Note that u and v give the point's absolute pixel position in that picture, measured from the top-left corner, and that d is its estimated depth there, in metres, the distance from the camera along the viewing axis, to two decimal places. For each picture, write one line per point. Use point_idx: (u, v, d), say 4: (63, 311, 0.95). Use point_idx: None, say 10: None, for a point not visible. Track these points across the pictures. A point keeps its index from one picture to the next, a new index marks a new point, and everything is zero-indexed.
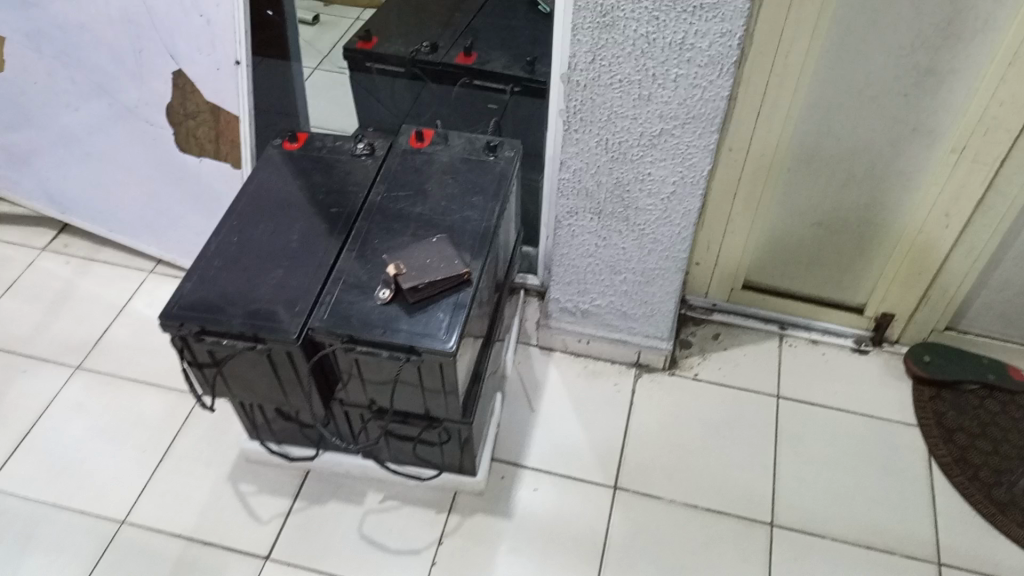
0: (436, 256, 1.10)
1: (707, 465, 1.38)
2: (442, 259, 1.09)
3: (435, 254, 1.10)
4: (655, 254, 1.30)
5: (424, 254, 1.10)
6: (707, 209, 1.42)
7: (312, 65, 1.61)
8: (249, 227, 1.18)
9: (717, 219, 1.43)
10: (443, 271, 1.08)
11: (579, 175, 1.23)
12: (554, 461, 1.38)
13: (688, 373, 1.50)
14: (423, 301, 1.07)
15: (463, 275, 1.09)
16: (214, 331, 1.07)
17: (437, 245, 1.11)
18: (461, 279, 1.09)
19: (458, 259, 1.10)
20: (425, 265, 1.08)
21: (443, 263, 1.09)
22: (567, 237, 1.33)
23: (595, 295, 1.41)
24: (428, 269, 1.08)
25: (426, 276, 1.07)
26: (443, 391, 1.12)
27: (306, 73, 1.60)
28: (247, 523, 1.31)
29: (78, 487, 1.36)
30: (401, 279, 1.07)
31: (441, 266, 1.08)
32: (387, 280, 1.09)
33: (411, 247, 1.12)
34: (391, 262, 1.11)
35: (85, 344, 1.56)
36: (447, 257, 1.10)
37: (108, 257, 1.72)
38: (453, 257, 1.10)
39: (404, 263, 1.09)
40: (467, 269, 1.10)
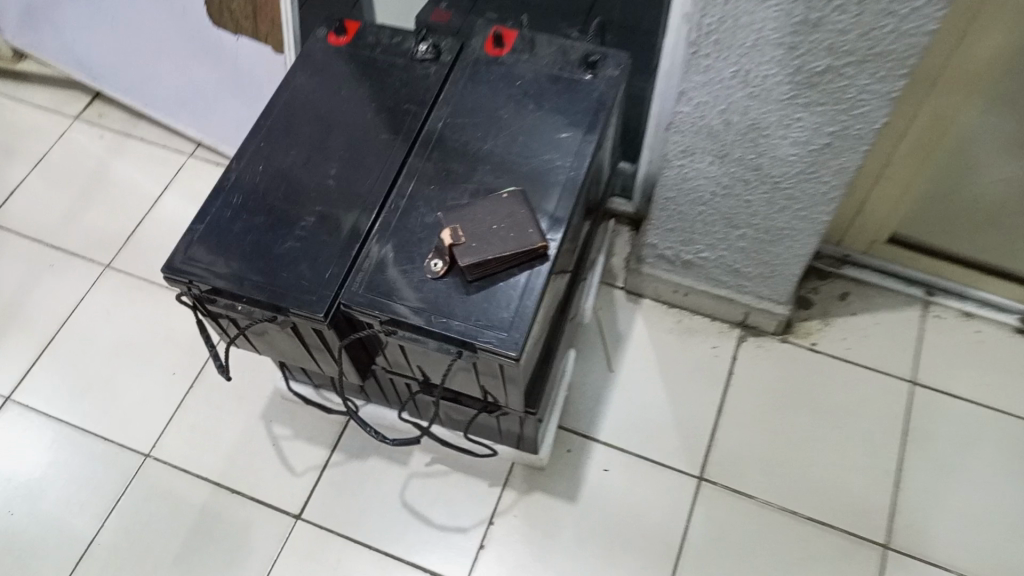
0: (505, 220, 0.85)
1: (813, 461, 1.15)
2: (513, 227, 0.84)
3: (504, 218, 0.85)
4: (788, 214, 1.02)
5: (488, 216, 0.85)
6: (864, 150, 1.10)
7: None
8: (277, 152, 0.95)
9: (874, 161, 1.11)
10: (512, 245, 0.83)
11: (703, 110, 0.93)
12: (631, 437, 1.18)
13: (804, 342, 1.24)
14: (483, 282, 0.83)
15: (539, 249, 0.84)
16: (229, 293, 0.87)
17: (508, 202, 0.86)
18: (534, 254, 0.84)
19: (533, 225, 0.85)
20: (487, 234, 0.84)
21: (514, 234, 0.84)
22: (676, 179, 1.05)
23: (703, 246, 1.14)
24: (492, 241, 0.83)
25: (487, 251, 0.82)
26: (503, 384, 0.91)
27: None
28: (280, 473, 1.17)
29: (103, 410, 1.24)
30: (456, 250, 0.83)
31: (510, 238, 0.83)
32: (439, 248, 0.85)
33: (475, 203, 0.87)
34: (446, 221, 0.86)
35: (117, 238, 1.40)
36: (520, 223, 0.84)
37: (145, 134, 1.52)
38: (528, 223, 0.84)
39: (462, 227, 0.84)
40: (544, 241, 0.84)
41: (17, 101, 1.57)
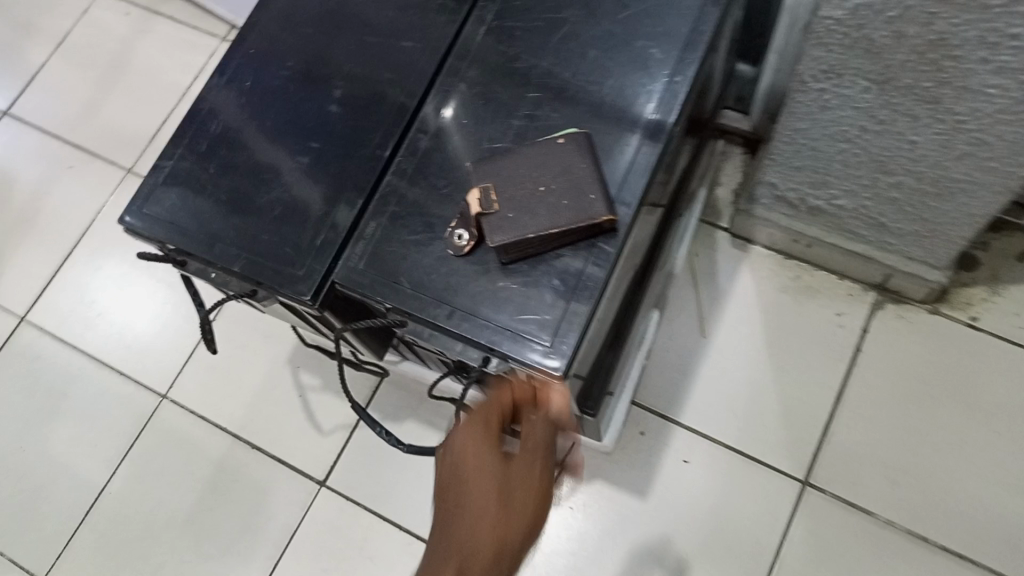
0: (559, 179, 0.60)
1: (956, 474, 0.90)
2: (569, 190, 0.60)
3: (557, 175, 0.60)
4: (969, 164, 0.72)
5: (534, 171, 0.60)
6: None
7: None
8: (271, 66, 0.72)
9: None
10: (564, 217, 0.59)
11: (861, 18, 0.63)
12: (721, 423, 0.96)
13: (961, 316, 0.96)
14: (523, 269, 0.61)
15: (603, 223, 0.59)
16: (199, 259, 0.67)
17: (564, 152, 0.61)
18: (595, 229, 0.60)
19: (597, 188, 0.60)
20: (531, 200, 0.59)
21: (568, 200, 0.59)
22: (810, 107, 0.76)
23: (839, 191, 0.86)
24: (535, 210, 0.59)
25: (527, 226, 0.59)
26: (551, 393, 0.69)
27: None
28: (304, 430, 1.01)
29: (119, 341, 1.10)
30: (485, 222, 0.60)
31: (563, 207, 0.59)
32: (464, 214, 0.62)
33: (519, 150, 0.62)
34: (477, 175, 0.62)
35: (140, 137, 1.22)
36: (578, 185, 0.60)
37: (176, 12, 1.30)
38: (589, 185, 0.59)
39: (497, 187, 0.60)
40: (611, 211, 0.59)
41: None
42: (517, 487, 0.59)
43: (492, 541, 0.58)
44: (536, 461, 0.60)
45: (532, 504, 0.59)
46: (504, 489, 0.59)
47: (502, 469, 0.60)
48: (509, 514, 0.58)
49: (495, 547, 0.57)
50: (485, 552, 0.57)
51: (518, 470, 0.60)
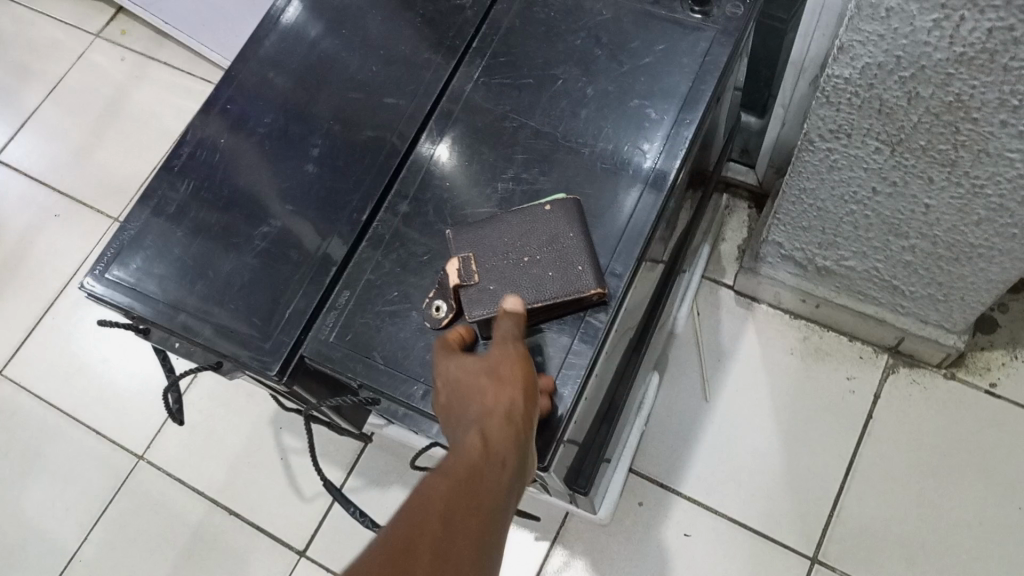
0: (544, 249, 0.56)
1: (977, 555, 0.84)
2: (555, 260, 0.55)
3: (541, 245, 0.56)
4: (988, 229, 0.68)
5: (518, 239, 0.56)
6: None
7: None
8: (248, 122, 0.68)
9: None
10: (552, 291, 0.54)
11: (871, 77, 0.59)
12: (725, 494, 0.90)
13: (979, 383, 0.91)
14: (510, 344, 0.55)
15: (593, 296, 0.55)
16: (163, 327, 0.63)
17: (551, 217, 0.56)
18: (584, 302, 0.55)
19: (584, 260, 0.55)
20: (513, 272, 0.55)
21: (553, 272, 0.55)
22: (817, 167, 0.72)
23: (849, 252, 0.81)
24: (518, 283, 0.55)
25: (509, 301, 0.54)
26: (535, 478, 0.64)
27: None
28: (285, 495, 0.96)
29: (97, 397, 1.05)
30: (464, 295, 0.55)
31: (547, 280, 0.55)
32: (442, 283, 0.57)
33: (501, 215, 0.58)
34: (457, 243, 0.57)
35: (130, 185, 1.19)
36: (565, 256, 0.55)
37: (171, 58, 1.27)
38: (577, 256, 0.55)
39: (477, 256, 0.56)
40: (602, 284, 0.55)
41: (36, 13, 1.36)
42: (510, 372, 0.49)
43: (502, 413, 0.47)
44: (511, 343, 0.51)
45: (526, 369, 0.49)
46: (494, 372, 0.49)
47: (484, 360, 0.50)
48: (509, 388, 0.48)
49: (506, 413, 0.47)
50: (498, 421, 0.46)
51: (500, 352, 0.50)
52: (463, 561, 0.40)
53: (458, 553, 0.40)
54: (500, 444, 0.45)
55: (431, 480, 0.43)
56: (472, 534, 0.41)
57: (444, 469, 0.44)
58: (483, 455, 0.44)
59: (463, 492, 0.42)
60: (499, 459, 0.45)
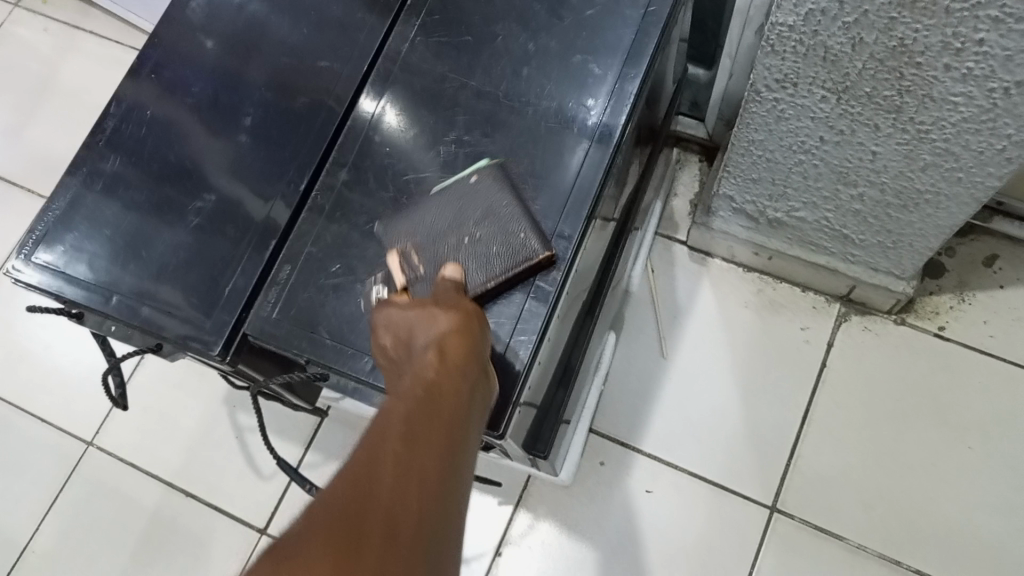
0: (482, 224, 0.55)
1: (930, 494, 0.86)
2: (496, 233, 0.54)
3: (479, 221, 0.55)
4: (934, 174, 0.68)
5: (452, 221, 0.55)
6: None
7: None
8: (175, 92, 0.65)
9: None
10: (497, 266, 0.53)
11: (815, 24, 0.58)
12: (686, 448, 0.91)
13: (929, 327, 0.92)
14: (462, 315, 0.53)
15: (541, 263, 0.54)
16: (96, 311, 0.60)
17: (480, 192, 0.56)
18: (534, 271, 0.54)
19: (525, 226, 0.54)
20: (457, 254, 0.54)
21: (498, 245, 0.54)
22: (765, 118, 0.71)
23: (799, 203, 0.81)
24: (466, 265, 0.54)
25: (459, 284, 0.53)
26: (492, 446, 0.63)
27: None
28: (243, 473, 0.95)
29: (42, 384, 1.02)
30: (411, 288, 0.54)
31: (493, 255, 0.54)
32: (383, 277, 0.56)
33: (431, 202, 0.57)
34: (395, 236, 0.56)
35: (62, 163, 1.14)
36: (505, 227, 0.54)
37: (97, 28, 1.21)
38: (517, 225, 0.54)
39: (417, 246, 0.55)
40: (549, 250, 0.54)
41: None
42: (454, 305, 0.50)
43: (454, 335, 0.48)
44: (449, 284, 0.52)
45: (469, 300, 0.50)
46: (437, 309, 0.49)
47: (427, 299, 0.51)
48: (456, 313, 0.49)
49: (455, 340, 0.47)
50: (452, 342, 0.47)
51: (441, 293, 0.51)
52: (433, 459, 0.40)
53: (429, 453, 0.40)
54: (457, 357, 0.46)
55: (391, 405, 0.44)
56: (440, 437, 0.42)
57: (403, 391, 0.44)
58: (440, 371, 0.45)
59: (425, 404, 0.43)
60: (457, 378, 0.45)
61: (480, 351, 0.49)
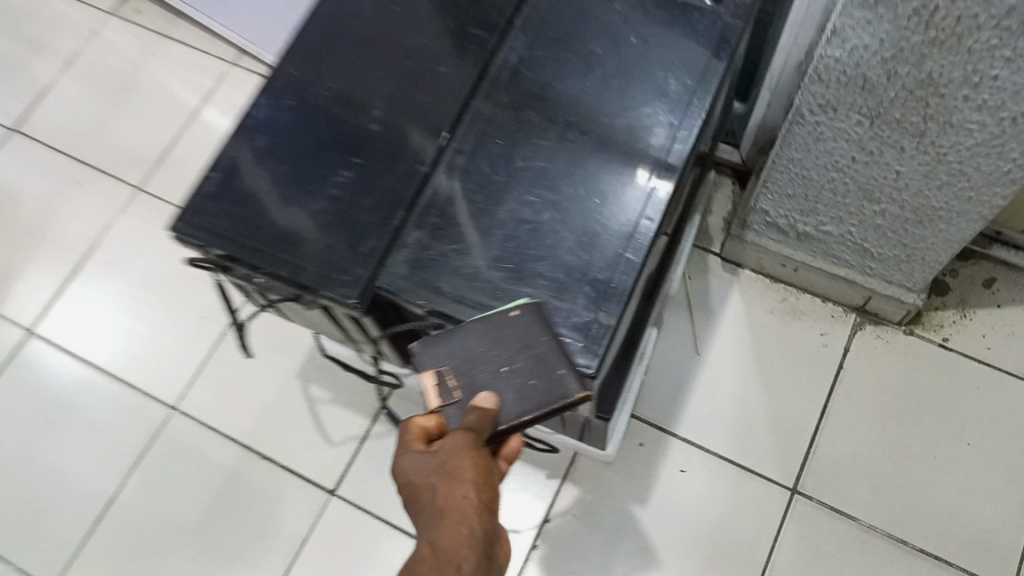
0: (521, 356, 0.60)
1: (933, 485, 0.97)
2: (537, 365, 0.60)
3: (522, 350, 0.60)
4: (947, 193, 0.80)
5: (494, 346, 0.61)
6: None
7: None
8: (313, 84, 0.76)
9: None
10: (537, 400, 0.59)
11: (857, 57, 0.70)
12: (718, 435, 1.01)
13: (934, 337, 1.04)
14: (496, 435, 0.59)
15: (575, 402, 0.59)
16: (247, 264, 0.71)
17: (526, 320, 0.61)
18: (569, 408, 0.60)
19: (562, 363, 0.60)
20: (497, 381, 0.60)
21: (537, 380, 0.60)
22: (805, 139, 0.83)
23: (826, 218, 0.93)
24: (504, 397, 0.59)
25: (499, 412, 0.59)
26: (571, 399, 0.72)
27: None
28: (314, 441, 1.04)
29: (129, 352, 1.11)
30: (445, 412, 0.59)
31: (531, 388, 0.59)
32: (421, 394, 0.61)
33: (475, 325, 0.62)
34: (433, 359, 0.60)
35: (148, 155, 1.22)
36: (546, 361, 0.60)
37: (183, 36, 1.31)
38: (554, 361, 0.60)
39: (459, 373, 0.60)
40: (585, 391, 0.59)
41: None
42: (464, 467, 0.54)
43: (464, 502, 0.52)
44: (463, 432, 0.56)
45: (478, 459, 0.55)
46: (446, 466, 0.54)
47: (438, 454, 0.55)
48: (466, 476, 0.53)
49: (461, 509, 0.52)
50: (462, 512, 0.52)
51: (453, 443, 0.55)
52: None
53: None
54: (463, 534, 0.50)
55: None
56: None
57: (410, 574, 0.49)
58: (446, 552, 0.49)
59: None
60: (453, 561, 0.49)
61: (487, 519, 0.52)
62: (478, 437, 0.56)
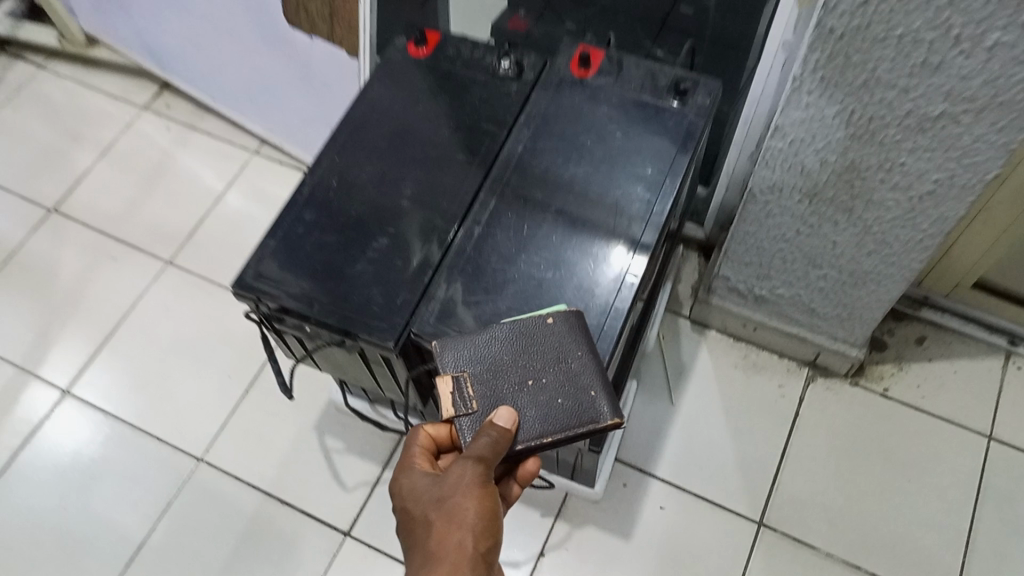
0: (552, 378, 0.72)
1: (881, 516, 1.10)
2: (563, 387, 0.71)
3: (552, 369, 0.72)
4: (876, 259, 0.97)
5: (528, 365, 0.72)
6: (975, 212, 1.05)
7: None
8: (351, 168, 0.92)
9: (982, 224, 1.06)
10: (562, 417, 0.70)
11: (796, 148, 0.87)
12: (693, 476, 1.14)
13: (876, 388, 1.19)
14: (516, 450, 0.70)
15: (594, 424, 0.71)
16: (297, 314, 0.84)
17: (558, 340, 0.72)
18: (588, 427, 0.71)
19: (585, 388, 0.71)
20: (525, 396, 0.71)
21: (563, 399, 0.71)
22: (758, 215, 1.00)
23: (779, 282, 1.09)
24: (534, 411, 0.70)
25: (526, 425, 0.70)
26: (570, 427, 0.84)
27: None
28: (330, 486, 1.15)
29: (157, 408, 1.23)
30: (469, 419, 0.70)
31: (558, 406, 0.71)
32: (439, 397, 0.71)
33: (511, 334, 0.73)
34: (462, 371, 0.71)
35: (178, 233, 1.40)
36: (572, 385, 0.71)
37: (211, 128, 1.53)
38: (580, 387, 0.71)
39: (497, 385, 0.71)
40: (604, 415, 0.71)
41: (86, 86, 1.60)
42: (462, 502, 0.62)
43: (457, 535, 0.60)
44: (469, 464, 0.64)
45: (476, 494, 0.63)
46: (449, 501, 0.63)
47: (444, 485, 0.64)
48: (463, 509, 0.62)
49: (454, 544, 0.60)
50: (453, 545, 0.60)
51: (457, 476, 0.64)
52: None
53: None
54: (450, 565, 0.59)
55: None
56: None
57: None
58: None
59: None
60: None
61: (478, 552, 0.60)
62: (484, 470, 0.64)
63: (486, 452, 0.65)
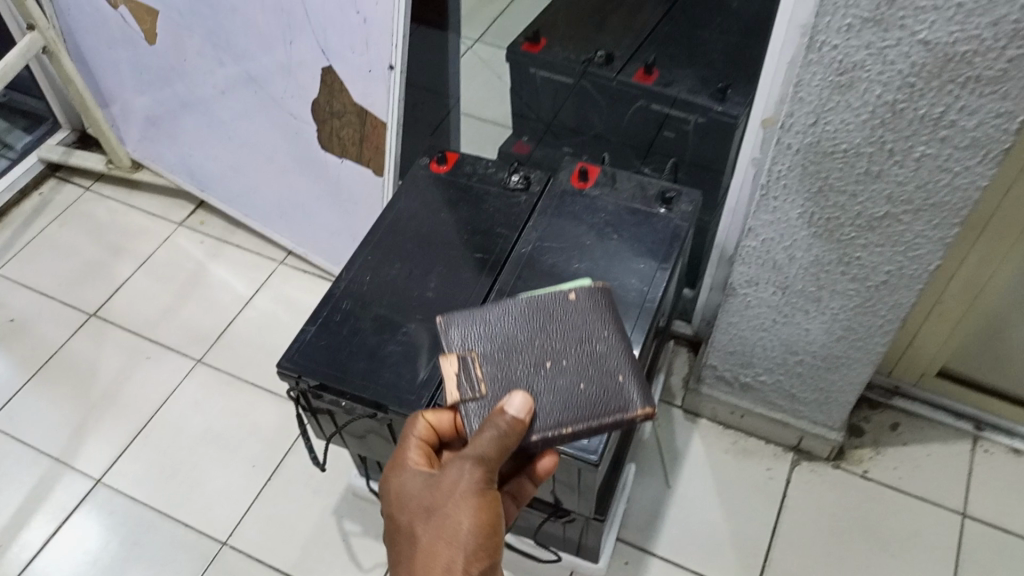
0: (572, 365, 0.79)
1: None
2: (584, 372, 0.79)
3: (572, 353, 0.79)
4: (845, 344, 1.09)
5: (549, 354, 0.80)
6: (926, 301, 1.20)
7: (472, 38, 1.36)
8: (382, 265, 1.05)
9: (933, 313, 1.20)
10: (585, 398, 0.77)
11: (768, 245, 1.02)
12: (690, 554, 1.22)
13: (857, 470, 1.29)
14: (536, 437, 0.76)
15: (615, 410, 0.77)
16: (334, 390, 0.96)
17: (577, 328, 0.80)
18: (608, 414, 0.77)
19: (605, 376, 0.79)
20: (550, 378, 0.78)
21: (586, 385, 0.78)
22: (739, 307, 1.13)
23: (761, 370, 1.21)
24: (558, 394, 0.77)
25: (550, 405, 0.77)
26: (578, 490, 0.92)
27: (465, 47, 1.36)
28: (348, 568, 1.22)
29: (185, 496, 1.31)
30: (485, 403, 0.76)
31: (581, 388, 0.78)
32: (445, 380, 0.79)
33: (534, 321, 0.81)
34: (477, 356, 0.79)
35: (209, 335, 1.52)
36: (593, 371, 0.79)
37: (242, 242, 1.68)
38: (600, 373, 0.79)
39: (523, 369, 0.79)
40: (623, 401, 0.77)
41: (128, 206, 1.76)
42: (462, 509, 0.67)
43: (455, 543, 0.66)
44: (468, 467, 0.69)
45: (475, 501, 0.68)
46: (445, 504, 0.68)
47: (443, 488, 0.69)
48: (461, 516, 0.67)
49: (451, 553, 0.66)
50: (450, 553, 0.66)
51: (457, 480, 0.69)
52: None
53: None
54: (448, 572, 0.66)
55: None
56: None
57: None
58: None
59: None
60: None
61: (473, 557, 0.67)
62: (483, 472, 0.69)
63: (488, 452, 0.69)
